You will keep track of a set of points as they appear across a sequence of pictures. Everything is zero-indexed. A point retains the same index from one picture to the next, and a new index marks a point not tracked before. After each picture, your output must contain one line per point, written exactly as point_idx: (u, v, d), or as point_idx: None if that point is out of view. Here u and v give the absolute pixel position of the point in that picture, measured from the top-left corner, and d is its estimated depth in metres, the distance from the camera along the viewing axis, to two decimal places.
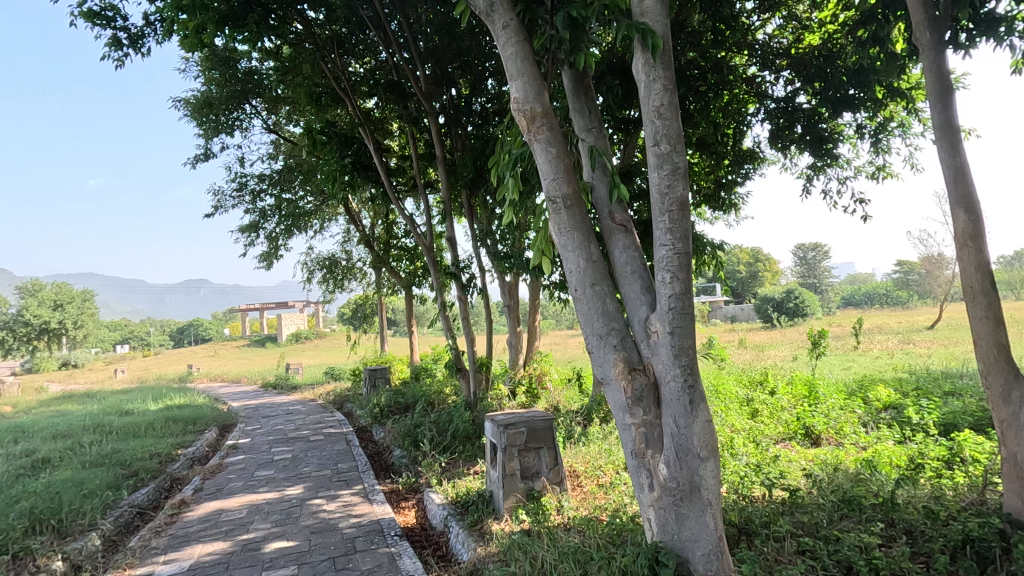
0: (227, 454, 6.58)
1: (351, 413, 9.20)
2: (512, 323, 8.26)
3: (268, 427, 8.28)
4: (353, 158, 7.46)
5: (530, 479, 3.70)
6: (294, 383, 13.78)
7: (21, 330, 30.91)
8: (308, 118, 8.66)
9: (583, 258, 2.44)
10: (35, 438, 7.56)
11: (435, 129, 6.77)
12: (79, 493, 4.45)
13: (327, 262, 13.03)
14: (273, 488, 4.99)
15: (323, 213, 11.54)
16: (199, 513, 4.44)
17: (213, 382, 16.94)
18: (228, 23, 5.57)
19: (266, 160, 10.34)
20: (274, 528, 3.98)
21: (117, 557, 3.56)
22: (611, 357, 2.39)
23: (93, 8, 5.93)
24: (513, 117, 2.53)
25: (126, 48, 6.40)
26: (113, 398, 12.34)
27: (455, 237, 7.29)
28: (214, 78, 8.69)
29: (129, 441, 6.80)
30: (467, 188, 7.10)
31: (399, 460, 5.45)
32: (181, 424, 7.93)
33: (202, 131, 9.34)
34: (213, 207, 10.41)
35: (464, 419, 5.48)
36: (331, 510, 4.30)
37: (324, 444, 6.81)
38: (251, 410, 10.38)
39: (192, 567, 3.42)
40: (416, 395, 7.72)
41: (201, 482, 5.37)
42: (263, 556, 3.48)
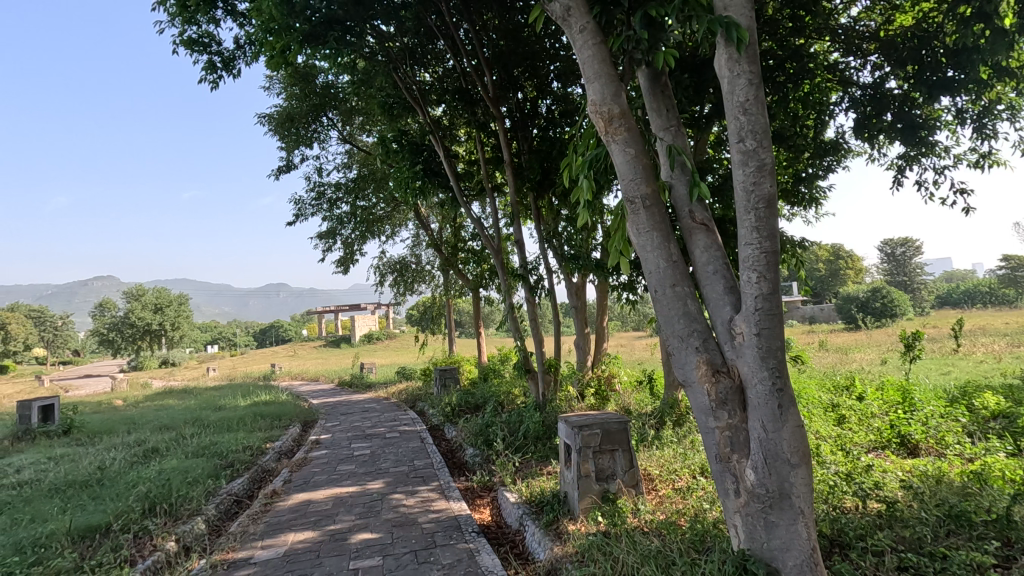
0: (311, 448, 6.97)
1: (423, 411, 9.50)
2: (580, 324, 8.22)
3: (347, 424, 8.69)
4: (424, 165, 7.71)
5: (606, 480, 3.68)
6: (367, 382, 14.37)
7: (128, 330, 34.10)
8: (381, 127, 9.01)
9: (663, 258, 2.41)
10: (145, 429, 8.32)
11: (502, 133, 6.85)
12: (186, 480, 4.88)
13: (398, 265, 13.52)
14: (356, 482, 5.24)
15: (394, 218, 11.96)
16: (290, 503, 4.74)
17: (294, 380, 17.99)
18: (310, 41, 5.91)
19: (342, 169, 10.85)
20: (359, 520, 4.18)
21: (222, 540, 3.87)
22: (693, 359, 2.35)
23: (192, 35, 6.47)
24: (591, 119, 2.55)
25: (219, 71, 6.94)
26: (208, 394, 13.35)
27: (523, 239, 7.34)
28: (295, 93, 9.24)
29: (225, 434, 7.34)
30: (534, 190, 7.15)
31: (473, 459, 5.57)
32: (268, 420, 8.47)
33: (284, 144, 9.94)
34: (295, 216, 11.07)
35: (535, 419, 5.52)
36: (410, 504, 4.47)
37: (399, 441, 7.06)
38: (330, 407, 10.94)
39: (287, 552, 3.66)
40: (486, 395, 7.86)
41: (290, 475, 5.72)
42: (350, 546, 3.66)
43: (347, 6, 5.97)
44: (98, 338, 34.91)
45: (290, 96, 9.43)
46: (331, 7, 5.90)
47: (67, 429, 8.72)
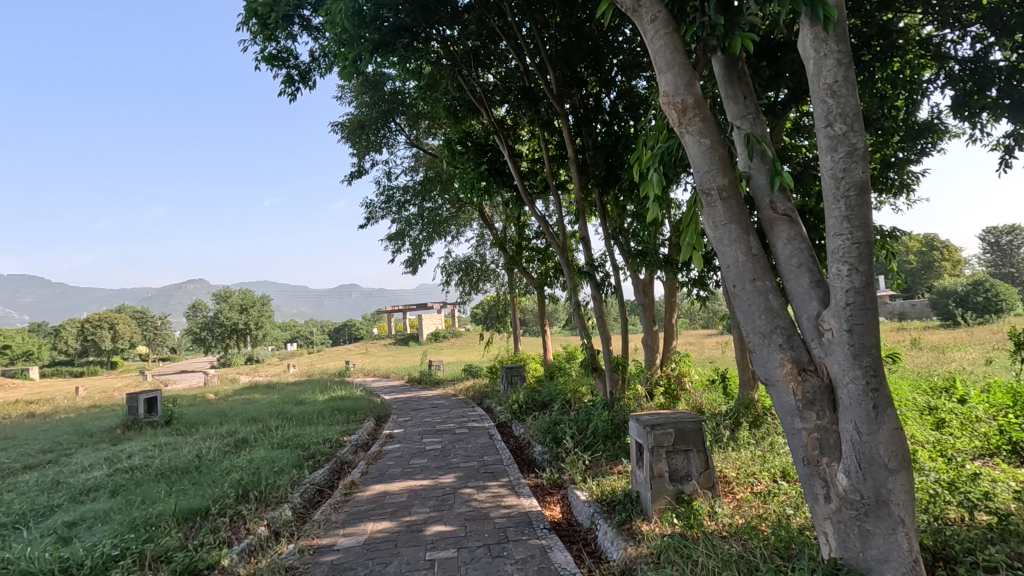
0: (386, 442, 7.25)
1: (490, 408, 9.63)
2: (648, 322, 8.04)
3: (418, 419, 8.95)
4: (488, 165, 7.81)
5: (680, 481, 3.59)
6: (436, 379, 14.72)
7: (218, 330, 36.78)
8: (446, 130, 9.21)
9: (742, 251, 2.32)
10: (235, 421, 8.94)
11: (566, 130, 6.79)
12: (274, 470, 5.21)
13: (463, 265, 13.76)
14: (429, 476, 5.39)
15: (459, 219, 12.19)
16: (369, 494, 4.95)
17: (367, 377, 18.74)
18: (380, 50, 6.14)
19: (409, 172, 11.18)
20: (433, 512, 4.30)
21: (307, 527, 4.11)
22: (777, 357, 2.24)
23: (272, 52, 6.88)
24: (663, 111, 2.49)
25: (296, 83, 7.33)
26: (290, 389, 14.16)
27: (588, 237, 7.27)
28: (365, 101, 9.63)
29: (306, 427, 7.77)
30: (599, 186, 7.07)
31: (541, 456, 5.58)
32: (345, 414, 8.88)
33: (356, 150, 10.38)
34: (367, 219, 11.52)
35: (604, 418, 5.47)
36: (482, 499, 4.55)
37: (468, 437, 7.20)
38: (401, 402, 11.31)
39: (367, 541, 3.83)
40: (553, 393, 7.86)
41: (367, 467, 5.97)
42: (426, 537, 3.77)
43: (414, 13, 6.15)
44: (192, 337, 37.89)
45: (360, 104, 9.83)
46: (398, 16, 6.08)
47: (169, 420, 9.52)
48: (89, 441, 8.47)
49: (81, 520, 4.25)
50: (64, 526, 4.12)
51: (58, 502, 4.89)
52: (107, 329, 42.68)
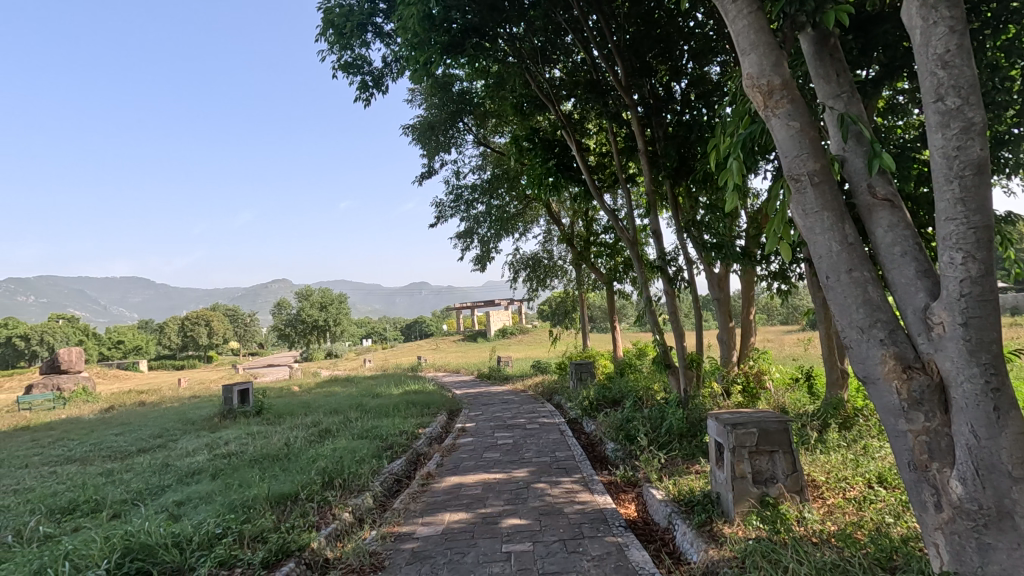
0: (459, 435, 7.41)
1: (560, 404, 9.62)
2: (723, 318, 7.73)
3: (489, 414, 9.10)
4: (556, 160, 7.77)
5: (764, 483, 3.43)
6: (505, 375, 14.88)
7: (300, 327, 39.05)
8: (513, 127, 9.26)
9: (836, 240, 2.17)
10: (319, 412, 9.46)
11: (635, 121, 6.60)
12: (355, 459, 5.47)
13: (531, 261, 13.81)
14: (502, 469, 5.47)
15: (526, 215, 12.25)
16: (445, 485, 5.08)
17: (438, 372, 19.26)
18: (449, 51, 6.26)
19: (477, 171, 11.35)
20: (508, 505, 4.35)
21: (388, 515, 4.28)
22: (877, 353, 2.08)
23: (348, 60, 7.19)
24: (747, 94, 2.37)
25: (371, 89, 7.63)
26: (367, 382, 14.80)
27: (660, 230, 7.09)
28: (434, 102, 9.85)
29: (383, 419, 8.09)
30: (670, 177, 6.86)
31: (614, 453, 5.51)
32: (419, 408, 9.16)
33: (426, 151, 10.66)
34: (437, 218, 11.82)
35: (678, 415, 5.32)
36: (556, 494, 4.55)
37: (539, 433, 7.22)
38: (472, 397, 11.53)
39: (445, 530, 3.93)
40: (624, 390, 7.73)
41: (442, 459, 6.13)
42: (501, 530, 3.83)
43: (482, 13, 6.23)
44: (278, 332, 40.44)
45: (429, 106, 10.07)
46: (466, 16, 6.18)
47: (260, 410, 10.22)
48: (191, 428, 9.25)
49: (188, 500, 4.66)
50: (173, 505, 4.52)
51: (168, 483, 5.38)
52: (204, 325, 46.34)
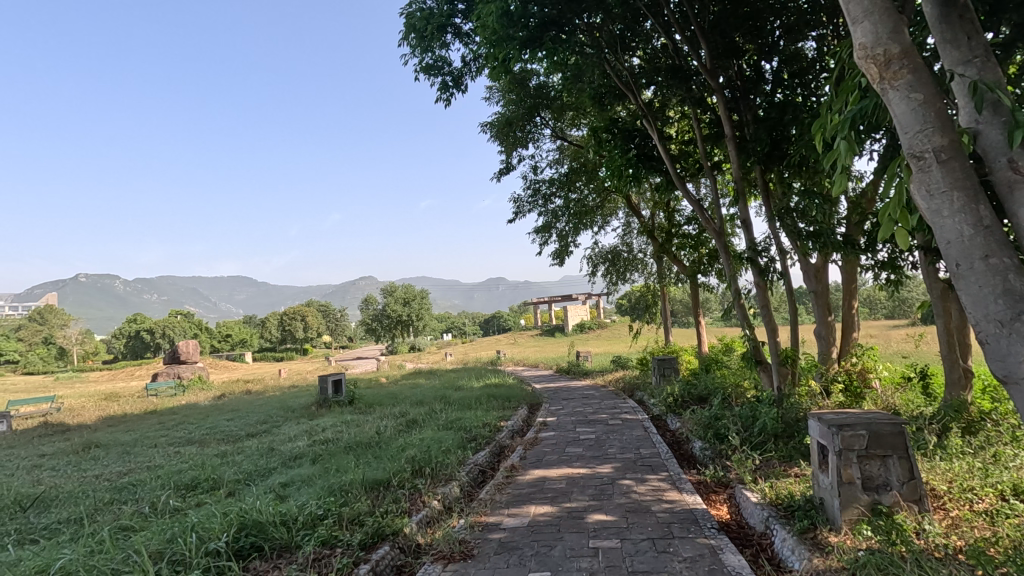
0: (541, 429, 7.44)
1: (642, 400, 9.41)
2: (821, 312, 7.20)
3: (570, 409, 9.07)
4: (637, 150, 7.56)
5: (876, 491, 3.15)
6: (584, 370, 14.76)
7: (386, 321, 40.92)
8: (591, 119, 9.13)
9: (968, 223, 1.94)
10: (406, 403, 9.87)
11: (722, 106, 6.26)
12: (442, 450, 5.65)
13: (610, 255, 13.57)
14: (585, 464, 5.44)
15: (605, 208, 12.05)
16: (529, 478, 5.13)
17: (518, 366, 19.47)
18: (527, 47, 6.26)
19: (555, 165, 11.32)
20: (593, 501, 4.32)
21: (475, 505, 4.37)
22: (1021, 351, 1.85)
23: (429, 62, 7.39)
24: (860, 67, 2.18)
25: (451, 89, 7.80)
26: (449, 375, 15.24)
27: (749, 220, 6.71)
28: (512, 98, 9.92)
29: (466, 411, 8.29)
30: (761, 163, 6.47)
31: (702, 452, 5.31)
32: (500, 401, 9.30)
33: (504, 148, 10.76)
34: (516, 213, 11.91)
35: (773, 415, 5.02)
36: (642, 492, 4.45)
37: (622, 429, 7.10)
38: (552, 392, 11.55)
39: (531, 523, 3.96)
40: (711, 387, 7.42)
41: (525, 452, 6.19)
42: (588, 525, 3.80)
43: (560, 5, 6.18)
44: (365, 327, 42.61)
45: (507, 102, 10.14)
46: (544, 10, 6.14)
47: (352, 400, 10.82)
48: (292, 415, 9.96)
49: (292, 482, 5.02)
50: (280, 486, 4.89)
51: (274, 465, 5.83)
52: (300, 320, 49.74)
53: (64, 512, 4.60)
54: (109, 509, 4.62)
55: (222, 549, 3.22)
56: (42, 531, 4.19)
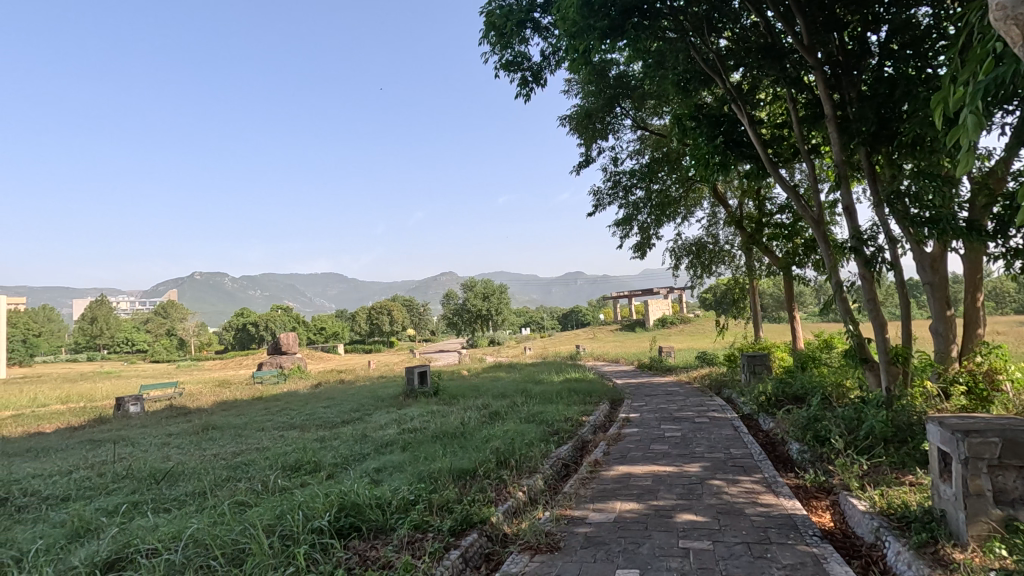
0: (624, 425, 7.33)
1: (730, 398, 9.00)
2: (938, 306, 6.53)
3: (653, 405, 8.86)
4: (725, 136, 7.19)
5: (1011, 505, 2.82)
6: (667, 366, 14.34)
7: (466, 315, 41.97)
8: (675, 106, 8.82)
9: None
10: (488, 395, 10.08)
11: (821, 84, 5.81)
12: (525, 442, 5.71)
13: (694, 247, 13.08)
14: (672, 462, 5.29)
15: (689, 198, 11.61)
16: (613, 474, 5.07)
17: (598, 361, 19.28)
18: (609, 36, 6.14)
19: (635, 156, 11.06)
20: (681, 500, 4.19)
21: (560, 498, 4.38)
22: None
23: (509, 58, 7.45)
24: (997, 32, 1.95)
25: (530, 84, 7.82)
26: (529, 369, 15.38)
27: (853, 206, 6.20)
28: (591, 89, 9.80)
29: (547, 405, 8.33)
30: (867, 144, 5.94)
31: (800, 455, 5.00)
32: (581, 396, 9.26)
33: (583, 140, 10.66)
34: (595, 206, 11.77)
35: (881, 417, 4.64)
36: (734, 494, 4.26)
37: (710, 427, 6.83)
38: (634, 387, 11.33)
39: (617, 519, 3.92)
40: (809, 386, 6.96)
41: (607, 448, 6.11)
42: (677, 525, 3.70)
43: None
44: (447, 321, 43.93)
45: (586, 94, 10.03)
46: None
47: (436, 391, 11.21)
48: (382, 404, 10.50)
49: (384, 467, 5.28)
50: (374, 471, 5.17)
51: (368, 451, 6.17)
52: (387, 315, 52.19)
53: (190, 486, 5.12)
54: (227, 485, 5.09)
55: (325, 527, 3.45)
56: (173, 501, 4.70)
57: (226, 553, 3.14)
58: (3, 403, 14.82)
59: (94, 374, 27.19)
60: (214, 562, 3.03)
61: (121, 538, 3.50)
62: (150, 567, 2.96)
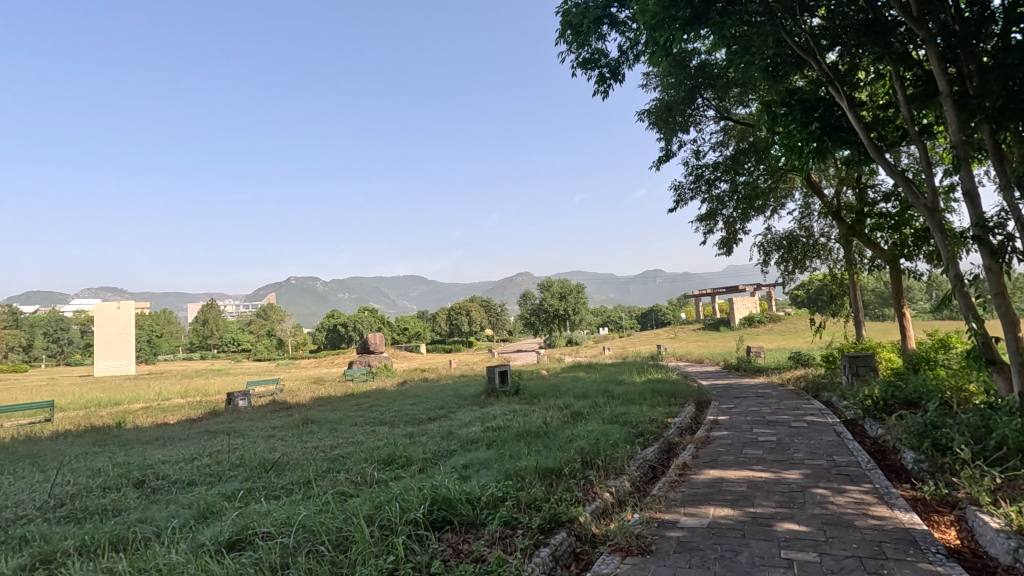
0: (713, 428, 7.05)
1: (830, 402, 8.40)
2: None
3: (743, 408, 8.45)
4: (821, 121, 6.71)
5: None
6: (757, 366, 13.63)
7: (544, 315, 42.09)
8: (762, 93, 8.37)
9: None
10: (569, 395, 10.05)
11: (934, 58, 5.28)
12: (610, 443, 5.65)
13: (786, 241, 12.34)
14: (768, 468, 5.03)
15: (779, 190, 10.95)
16: (704, 478, 4.89)
17: (682, 361, 18.66)
18: (691, 26, 5.93)
19: (719, 148, 10.62)
20: (781, 508, 3.98)
21: (649, 501, 4.29)
22: None
23: (586, 56, 7.41)
24: None
25: (608, 81, 7.73)
26: (609, 369, 15.18)
27: (976, 191, 5.58)
28: (671, 82, 9.53)
29: (631, 406, 8.17)
30: (991, 121, 5.33)
31: (916, 465, 4.58)
32: (665, 397, 9.01)
33: (662, 135, 10.40)
34: (677, 202, 11.42)
35: (1015, 425, 4.16)
36: (842, 503, 3.98)
37: (809, 432, 6.43)
38: (721, 389, 10.87)
39: (711, 524, 3.78)
40: (924, 389, 6.36)
41: (696, 451, 5.91)
42: (777, 534, 3.51)
43: None
44: (524, 321, 44.23)
45: (666, 87, 9.75)
46: None
47: (517, 390, 11.33)
48: (465, 402, 10.77)
49: (472, 464, 5.42)
50: (462, 467, 5.31)
51: (455, 447, 6.35)
52: (466, 315, 53.43)
53: (296, 475, 5.52)
54: (328, 475, 5.44)
55: (419, 519, 3.59)
56: (281, 489, 5.08)
57: (331, 539, 3.36)
58: (135, 396, 16.67)
59: (207, 372, 29.97)
60: (322, 547, 3.25)
61: (240, 521, 3.84)
62: (267, 548, 3.22)
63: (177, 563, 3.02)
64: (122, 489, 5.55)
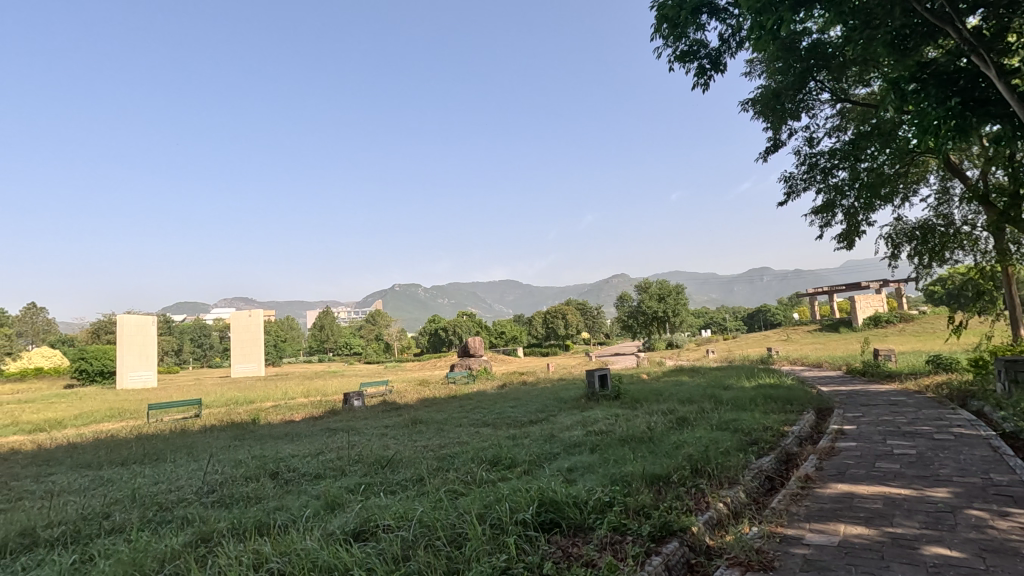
0: (838, 438, 6.48)
1: (982, 411, 7.39)
2: None
3: (874, 416, 7.68)
4: (962, 96, 5.95)
5: None
6: (887, 371, 12.32)
7: (641, 317, 41.03)
8: (886, 69, 7.60)
9: None
10: (674, 400, 9.70)
11: None
12: (721, 451, 5.38)
13: (918, 231, 11.10)
14: (907, 485, 4.52)
15: (909, 175, 9.86)
16: (831, 492, 4.51)
17: (797, 365, 17.31)
18: (801, 6, 5.53)
19: (835, 133, 9.80)
20: (927, 530, 3.56)
21: (769, 513, 4.03)
22: None
23: (684, 48, 7.15)
24: None
25: (708, 72, 7.41)
26: (715, 373, 14.42)
27: None
28: (778, 68, 8.94)
29: (742, 412, 7.71)
30: None
31: None
32: (781, 404, 8.39)
33: (770, 124, 9.79)
34: (788, 194, 10.66)
35: None
36: (1004, 528, 3.49)
37: (956, 445, 5.70)
38: (845, 396, 9.96)
39: (842, 543, 3.48)
40: None
41: (820, 462, 5.46)
42: (924, 558, 3.15)
43: None
44: (621, 324, 43.37)
45: (773, 73, 9.17)
46: None
47: (617, 394, 11.14)
48: (564, 405, 10.75)
49: (577, 467, 5.40)
50: (566, 470, 5.31)
51: (558, 450, 6.37)
52: (562, 318, 53.44)
53: (409, 472, 5.84)
54: (438, 473, 5.69)
55: (529, 520, 3.66)
56: (397, 485, 5.39)
57: (446, 534, 3.51)
58: (265, 395, 18.44)
59: (324, 374, 32.43)
60: (438, 541, 3.41)
61: (364, 513, 4.12)
62: (389, 541, 3.43)
63: (312, 549, 3.30)
64: (260, 479, 6.18)
